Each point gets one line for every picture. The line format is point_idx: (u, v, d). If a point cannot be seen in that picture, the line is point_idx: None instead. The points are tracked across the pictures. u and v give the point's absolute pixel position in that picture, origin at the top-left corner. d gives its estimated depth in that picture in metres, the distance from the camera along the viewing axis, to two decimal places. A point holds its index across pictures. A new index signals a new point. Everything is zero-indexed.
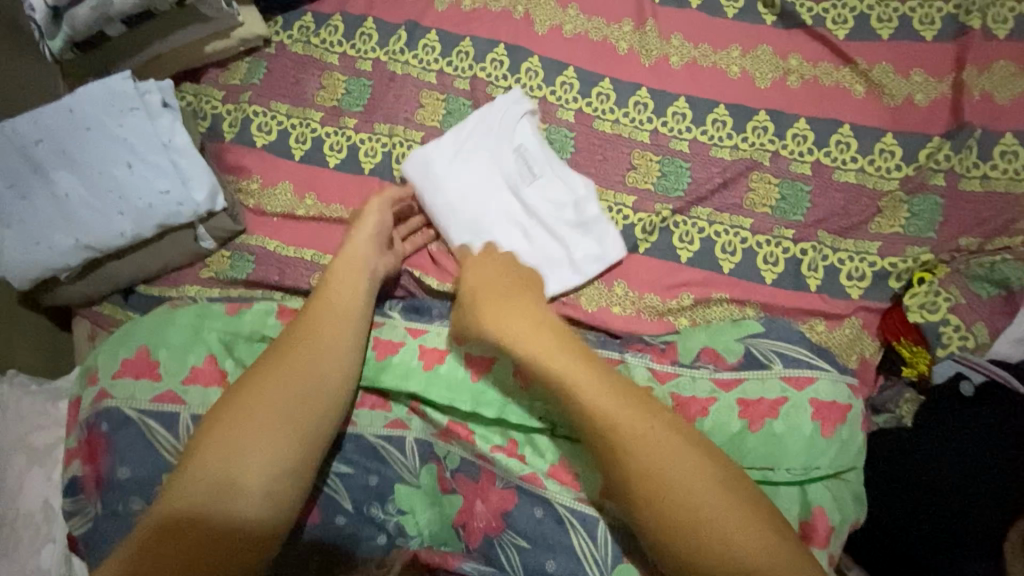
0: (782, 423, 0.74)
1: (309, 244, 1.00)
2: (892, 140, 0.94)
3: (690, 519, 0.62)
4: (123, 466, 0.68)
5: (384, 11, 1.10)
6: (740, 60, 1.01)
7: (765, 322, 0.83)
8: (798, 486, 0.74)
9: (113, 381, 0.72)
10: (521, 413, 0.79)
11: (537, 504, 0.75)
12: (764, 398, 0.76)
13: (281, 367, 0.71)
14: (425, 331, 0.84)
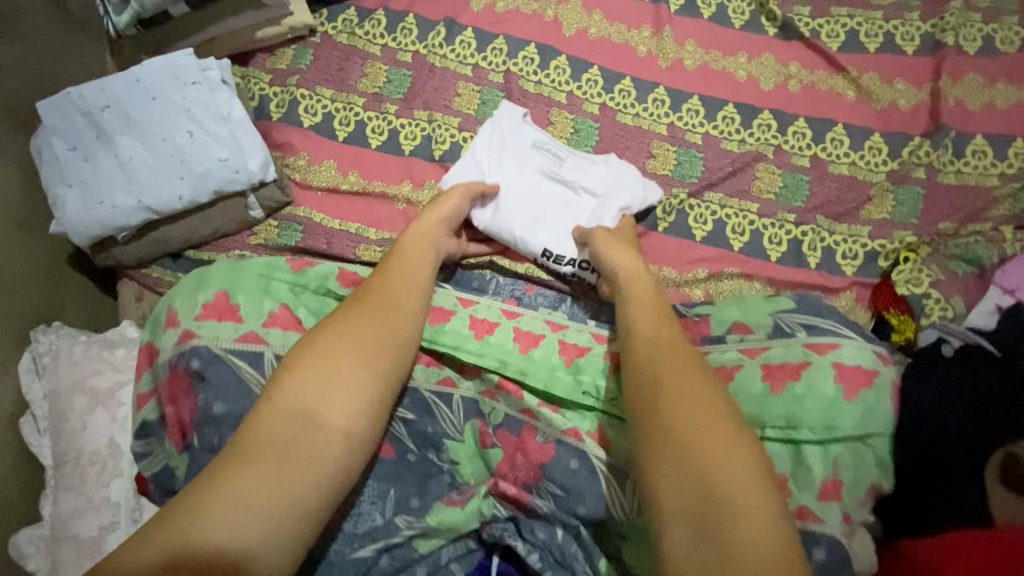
0: (803, 385, 0.82)
1: (353, 217, 1.07)
2: (879, 139, 1.06)
3: (699, 458, 0.68)
4: (216, 401, 0.78)
5: (423, 9, 1.20)
6: (746, 65, 1.14)
7: (797, 301, 0.93)
8: (821, 445, 0.81)
9: (198, 322, 0.82)
10: (563, 380, 0.88)
11: (573, 457, 0.84)
12: (787, 362, 0.85)
13: (356, 319, 0.80)
14: (475, 302, 0.94)
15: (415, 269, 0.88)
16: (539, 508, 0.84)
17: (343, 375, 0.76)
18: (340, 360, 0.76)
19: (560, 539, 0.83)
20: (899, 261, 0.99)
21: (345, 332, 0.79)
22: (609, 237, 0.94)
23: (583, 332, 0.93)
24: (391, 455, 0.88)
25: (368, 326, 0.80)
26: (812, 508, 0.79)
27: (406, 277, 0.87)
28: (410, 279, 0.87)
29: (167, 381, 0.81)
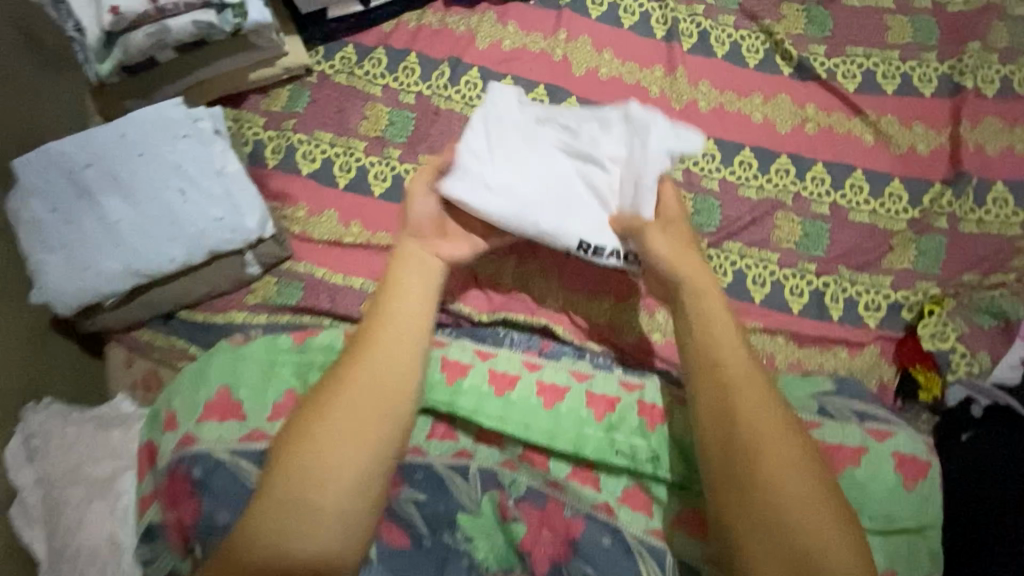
0: (862, 471, 0.80)
1: (358, 272, 1.01)
2: (900, 185, 1.04)
3: (781, 524, 0.65)
4: (223, 511, 0.72)
5: (425, 46, 1.14)
6: (762, 107, 1.10)
7: (835, 381, 0.90)
8: (880, 535, 0.78)
9: (199, 424, 0.77)
10: (596, 443, 0.86)
11: (605, 533, 0.80)
12: (844, 444, 0.81)
13: (362, 375, 0.74)
14: (493, 354, 0.92)
15: (411, 309, 0.80)
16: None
17: (359, 443, 0.70)
18: (350, 435, 0.70)
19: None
20: (923, 313, 0.97)
21: (348, 395, 0.72)
22: (667, 236, 0.84)
23: (611, 381, 0.91)
24: (402, 542, 0.79)
25: (377, 380, 0.74)
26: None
27: (403, 316, 0.79)
28: (410, 317, 0.79)
29: (167, 484, 0.75)
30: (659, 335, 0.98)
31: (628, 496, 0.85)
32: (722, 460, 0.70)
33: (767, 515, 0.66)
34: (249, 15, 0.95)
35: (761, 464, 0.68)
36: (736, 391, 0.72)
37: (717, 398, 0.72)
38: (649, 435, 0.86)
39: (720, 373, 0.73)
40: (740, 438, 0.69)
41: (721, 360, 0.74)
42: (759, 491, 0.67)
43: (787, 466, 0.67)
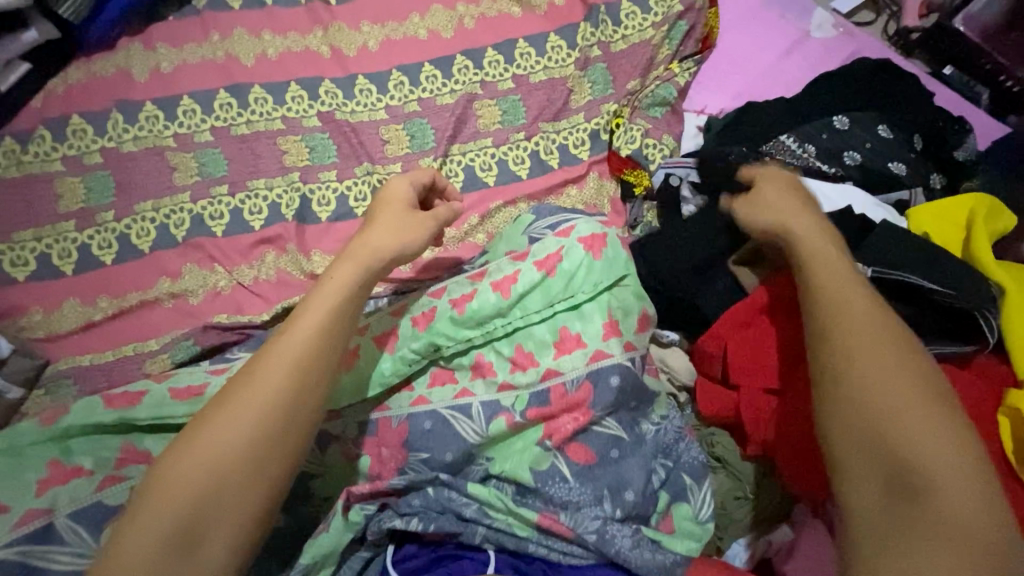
0: (568, 263, 0.84)
1: (126, 340, 0.98)
2: (556, 36, 1.18)
3: (871, 396, 0.65)
4: None
5: (85, 104, 1.10)
6: (422, 23, 1.20)
7: (534, 211, 0.96)
8: (606, 294, 0.84)
9: None
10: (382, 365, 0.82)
11: (426, 418, 0.80)
12: (551, 251, 0.84)
13: (251, 390, 0.66)
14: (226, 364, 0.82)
15: (342, 297, 0.73)
16: (404, 486, 0.79)
17: (191, 517, 0.61)
18: (190, 520, 0.61)
19: (438, 495, 0.78)
20: (614, 129, 1.13)
21: (186, 461, 0.63)
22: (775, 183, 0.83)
23: (382, 317, 0.87)
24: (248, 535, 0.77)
25: (215, 466, 0.63)
26: (602, 351, 0.82)
27: (302, 367, 0.68)
28: (280, 379, 0.67)
29: None
30: (429, 250, 1.04)
31: (435, 377, 0.84)
32: (841, 447, 0.65)
33: (913, 496, 0.61)
34: None
35: (880, 411, 0.65)
36: (833, 298, 0.72)
37: (813, 309, 0.73)
38: (422, 335, 0.83)
39: (817, 286, 0.73)
40: (866, 432, 0.64)
41: (822, 277, 0.74)
42: (863, 472, 0.64)
43: (911, 409, 0.64)
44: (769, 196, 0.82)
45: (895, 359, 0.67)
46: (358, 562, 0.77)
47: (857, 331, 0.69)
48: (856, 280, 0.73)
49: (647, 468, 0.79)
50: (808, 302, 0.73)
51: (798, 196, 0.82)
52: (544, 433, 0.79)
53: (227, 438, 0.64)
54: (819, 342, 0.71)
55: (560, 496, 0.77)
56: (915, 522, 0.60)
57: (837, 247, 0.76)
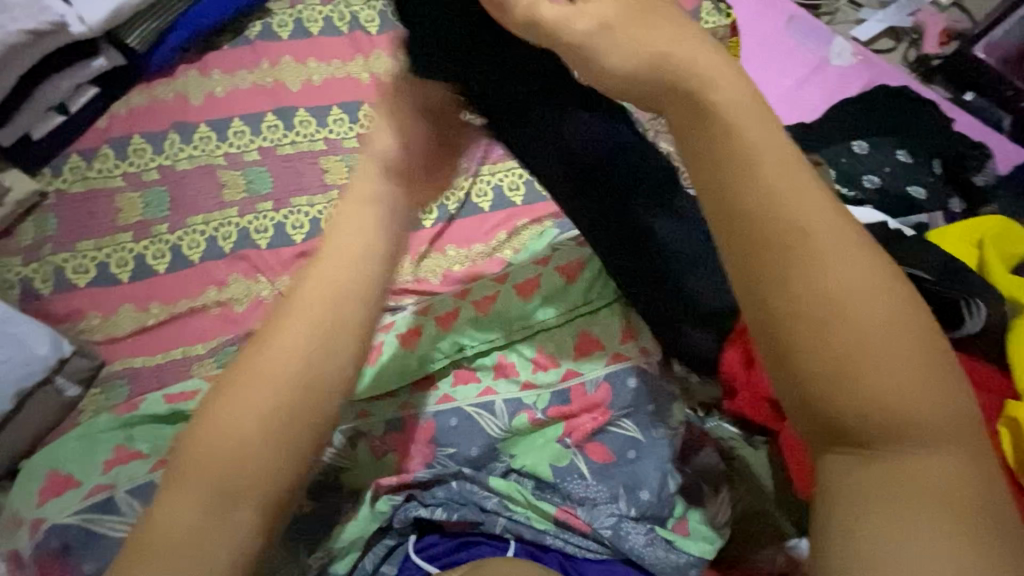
0: (589, 270, 0.89)
1: (174, 344, 1.05)
2: None
3: (853, 350, 0.39)
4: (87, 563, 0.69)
5: (146, 125, 1.19)
6: None
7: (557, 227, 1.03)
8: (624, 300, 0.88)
9: (40, 508, 0.73)
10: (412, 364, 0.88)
11: (451, 414, 0.86)
12: (572, 258, 0.90)
13: (272, 357, 0.54)
14: None
15: (356, 256, 0.60)
16: (429, 478, 0.83)
17: (222, 482, 0.49)
18: (222, 484, 0.49)
19: (460, 487, 0.82)
20: None
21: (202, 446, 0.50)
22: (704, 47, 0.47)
23: (408, 316, 0.93)
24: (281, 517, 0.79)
25: (242, 452, 0.50)
26: (620, 353, 0.85)
27: (327, 314, 0.56)
28: (314, 332, 0.55)
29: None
30: (458, 266, 1.11)
31: (458, 376, 0.89)
32: (811, 425, 0.41)
33: (899, 468, 0.39)
34: None
35: (870, 381, 0.39)
36: (811, 236, 0.41)
37: (759, 254, 0.42)
38: (446, 334, 0.89)
39: (741, 170, 0.42)
40: (853, 410, 0.39)
41: (781, 210, 0.41)
42: (868, 479, 0.39)
43: (911, 370, 0.39)
44: (655, 46, 0.47)
45: (861, 266, 0.41)
46: (383, 550, 0.80)
47: (831, 257, 0.41)
48: (809, 181, 0.43)
49: (663, 469, 0.80)
50: (746, 250, 0.42)
51: (727, 75, 0.46)
52: (564, 431, 0.83)
53: (252, 396, 0.52)
54: (759, 293, 0.41)
55: (577, 491, 0.80)
56: (906, 488, 0.38)
57: (795, 164, 0.43)
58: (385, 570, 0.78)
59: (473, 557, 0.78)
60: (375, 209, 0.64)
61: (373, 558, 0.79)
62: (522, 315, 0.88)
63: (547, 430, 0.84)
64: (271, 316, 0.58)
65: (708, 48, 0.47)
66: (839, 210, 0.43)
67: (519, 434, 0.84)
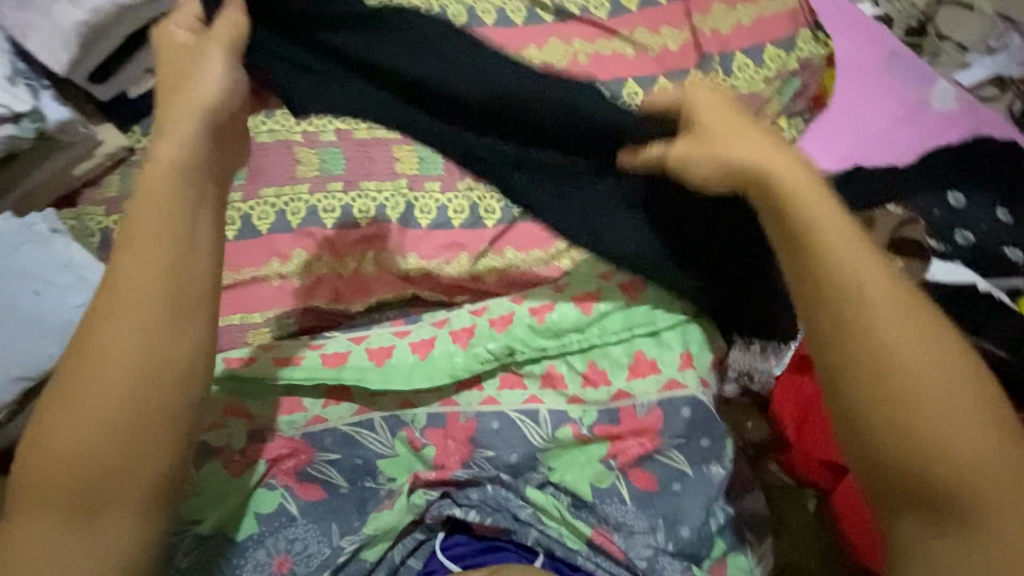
0: (653, 291, 0.86)
1: (237, 309, 1.09)
2: (666, 80, 1.21)
3: (915, 395, 0.52)
4: None
5: None
6: (538, 55, 1.25)
7: None
8: (685, 328, 0.85)
9: None
10: (463, 363, 0.87)
11: (494, 418, 0.85)
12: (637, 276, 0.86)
13: (114, 348, 0.56)
14: (322, 342, 0.89)
15: (156, 195, 0.60)
16: (466, 478, 0.83)
17: (75, 473, 0.55)
18: (82, 496, 0.55)
19: (495, 492, 0.81)
20: None
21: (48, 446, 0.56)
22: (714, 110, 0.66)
23: (462, 313, 0.90)
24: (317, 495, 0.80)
25: (89, 449, 0.55)
26: (676, 380, 0.83)
27: (156, 300, 0.57)
28: (135, 322, 0.57)
29: None
30: (514, 268, 1.10)
31: (504, 380, 0.87)
32: (886, 477, 0.54)
33: (960, 531, 0.51)
34: (49, 117, 1.04)
35: (931, 436, 0.52)
36: (868, 313, 0.55)
37: (816, 337, 0.57)
38: (499, 336, 0.87)
39: (827, 273, 0.56)
40: (905, 464, 0.52)
41: (860, 299, 0.55)
42: (923, 521, 0.52)
43: (970, 444, 0.51)
44: (733, 153, 0.62)
45: (929, 354, 0.53)
46: (412, 542, 0.80)
47: (899, 337, 0.54)
48: (872, 265, 0.56)
49: (706, 507, 0.78)
50: (806, 323, 0.58)
51: (789, 165, 0.61)
52: (609, 452, 0.81)
53: (82, 433, 0.55)
54: (845, 375, 0.55)
55: (615, 516, 0.78)
56: (973, 546, 0.51)
57: (867, 258, 0.56)
58: (411, 563, 0.79)
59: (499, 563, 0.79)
60: (165, 165, 0.61)
61: (402, 550, 0.79)
62: (578, 329, 0.85)
63: (591, 448, 0.82)
64: (82, 331, 0.58)
65: (758, 139, 0.63)
66: (900, 292, 0.55)
67: (562, 447, 0.82)
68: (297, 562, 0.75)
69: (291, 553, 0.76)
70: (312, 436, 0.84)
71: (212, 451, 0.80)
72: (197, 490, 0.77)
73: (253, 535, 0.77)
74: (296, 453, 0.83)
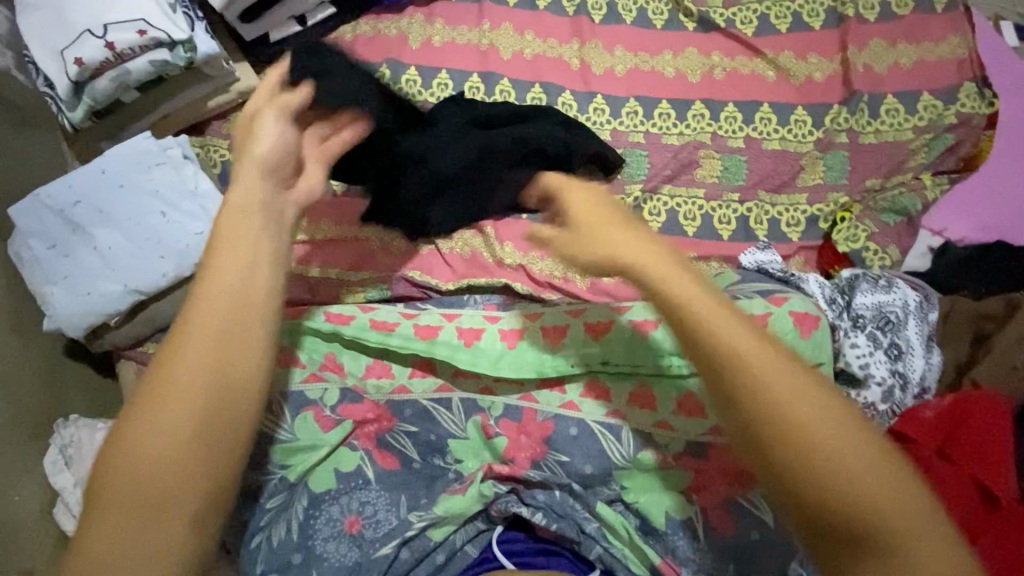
0: (771, 329, 0.81)
1: (329, 262, 1.08)
2: (803, 112, 1.15)
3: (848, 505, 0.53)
4: None
5: (364, 54, 1.24)
6: (672, 62, 1.20)
7: (740, 273, 0.92)
8: None
9: None
10: (556, 366, 0.86)
11: (572, 424, 0.84)
12: (756, 312, 0.81)
13: (201, 334, 0.56)
14: (416, 313, 0.89)
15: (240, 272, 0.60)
16: (537, 479, 0.82)
17: (147, 494, 0.51)
18: (155, 505, 0.51)
19: (563, 499, 0.81)
20: (836, 222, 1.08)
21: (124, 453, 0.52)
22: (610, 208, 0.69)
23: (559, 312, 0.89)
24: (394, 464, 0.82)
25: (162, 460, 0.52)
26: None
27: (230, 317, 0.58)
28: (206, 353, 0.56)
29: None
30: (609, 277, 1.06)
31: (589, 388, 0.86)
32: (813, 513, 0.54)
33: (888, 555, 0.52)
34: (199, 49, 1.07)
35: (852, 484, 0.53)
36: (757, 378, 0.57)
37: (734, 400, 0.58)
38: (594, 343, 0.86)
39: (711, 341, 0.59)
40: (840, 500, 0.53)
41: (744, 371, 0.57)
42: (861, 554, 0.53)
43: (875, 475, 0.54)
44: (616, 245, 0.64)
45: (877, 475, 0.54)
46: (474, 530, 0.81)
47: (791, 393, 0.57)
48: (757, 347, 0.59)
49: (782, 563, 0.76)
50: (721, 398, 0.59)
51: (629, 243, 0.64)
52: (690, 485, 0.80)
53: (170, 437, 0.53)
54: (748, 431, 0.57)
55: (684, 551, 0.77)
56: None
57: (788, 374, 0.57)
58: (468, 550, 0.80)
59: (554, 568, 0.79)
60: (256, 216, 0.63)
61: (463, 535, 0.80)
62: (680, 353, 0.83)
63: (670, 479, 0.81)
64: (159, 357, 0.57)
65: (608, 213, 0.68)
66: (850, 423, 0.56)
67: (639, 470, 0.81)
68: (366, 524, 0.77)
69: (360, 515, 0.78)
70: (396, 404, 0.86)
71: (307, 402, 0.82)
72: (288, 437, 0.80)
73: (330, 491, 0.79)
74: (379, 418, 0.84)
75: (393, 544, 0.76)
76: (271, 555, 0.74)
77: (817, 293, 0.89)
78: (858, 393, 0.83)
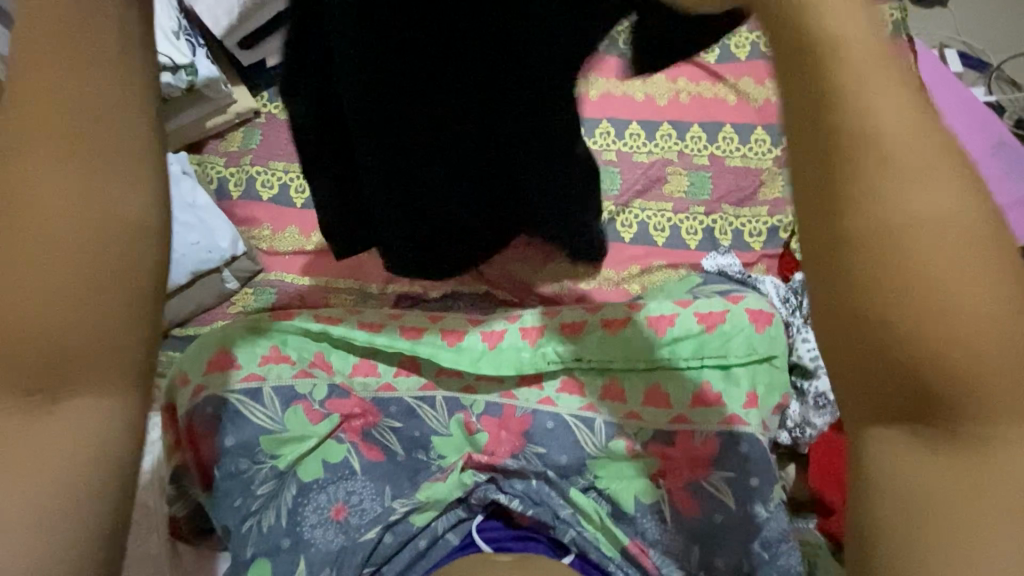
0: (729, 324, 0.89)
1: (323, 272, 1.15)
2: (762, 132, 1.24)
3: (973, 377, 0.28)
4: (226, 436, 0.82)
5: None
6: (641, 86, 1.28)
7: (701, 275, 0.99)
8: (750, 368, 0.88)
9: (205, 377, 0.84)
10: (536, 363, 0.91)
11: (549, 418, 0.89)
12: (715, 308, 0.89)
13: None
14: (402, 314, 0.95)
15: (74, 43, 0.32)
16: (515, 468, 0.87)
17: None
18: None
19: (539, 487, 0.85)
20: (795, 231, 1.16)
21: None
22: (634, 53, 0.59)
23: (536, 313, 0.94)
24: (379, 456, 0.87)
25: None
26: (739, 416, 0.85)
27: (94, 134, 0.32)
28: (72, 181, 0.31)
29: (184, 432, 0.83)
30: (584, 284, 1.12)
31: (565, 384, 0.91)
32: (859, 382, 0.30)
33: (974, 460, 0.29)
34: (199, 72, 1.14)
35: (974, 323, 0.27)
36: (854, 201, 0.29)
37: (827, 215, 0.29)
38: (569, 341, 0.91)
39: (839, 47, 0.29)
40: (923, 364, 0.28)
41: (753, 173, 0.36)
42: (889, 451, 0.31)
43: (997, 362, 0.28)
44: None
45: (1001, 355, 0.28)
46: (455, 518, 0.84)
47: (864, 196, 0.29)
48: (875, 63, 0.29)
49: (743, 542, 0.81)
50: (842, 261, 0.29)
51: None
52: (658, 471, 0.85)
53: None
54: (831, 278, 0.30)
55: (651, 532, 0.82)
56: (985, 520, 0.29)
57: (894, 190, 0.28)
58: (449, 537, 0.83)
59: (531, 552, 0.83)
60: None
61: (445, 522, 0.84)
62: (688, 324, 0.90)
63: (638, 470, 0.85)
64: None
65: None
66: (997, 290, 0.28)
67: (611, 458, 0.86)
68: (351, 512, 0.82)
69: (346, 503, 0.83)
70: (383, 401, 0.90)
71: (296, 397, 0.86)
72: (278, 428, 0.84)
73: (317, 480, 0.83)
74: (366, 413, 0.89)
75: (377, 530, 0.80)
76: (260, 539, 0.78)
77: (770, 294, 0.97)
78: (810, 385, 0.91)
